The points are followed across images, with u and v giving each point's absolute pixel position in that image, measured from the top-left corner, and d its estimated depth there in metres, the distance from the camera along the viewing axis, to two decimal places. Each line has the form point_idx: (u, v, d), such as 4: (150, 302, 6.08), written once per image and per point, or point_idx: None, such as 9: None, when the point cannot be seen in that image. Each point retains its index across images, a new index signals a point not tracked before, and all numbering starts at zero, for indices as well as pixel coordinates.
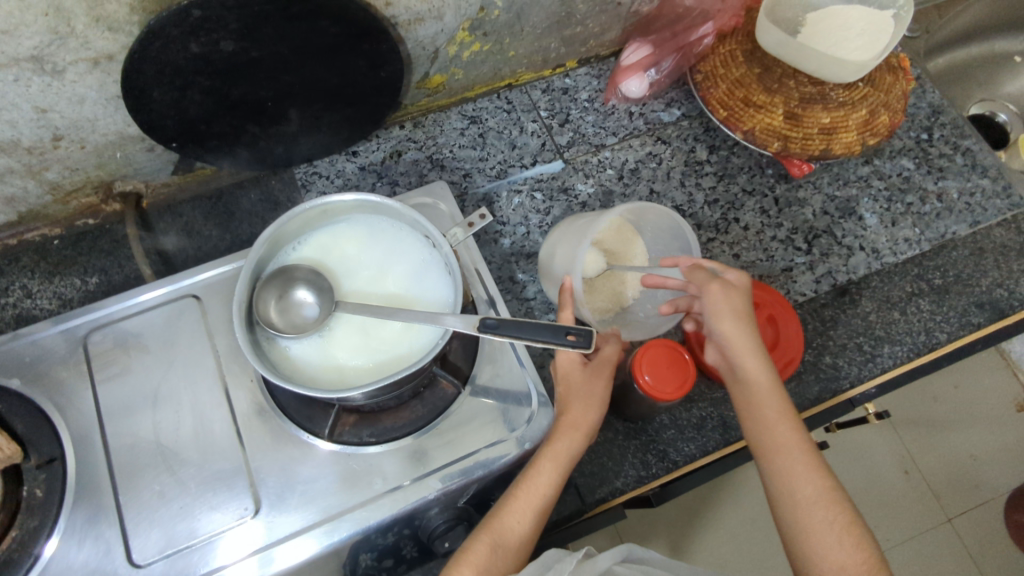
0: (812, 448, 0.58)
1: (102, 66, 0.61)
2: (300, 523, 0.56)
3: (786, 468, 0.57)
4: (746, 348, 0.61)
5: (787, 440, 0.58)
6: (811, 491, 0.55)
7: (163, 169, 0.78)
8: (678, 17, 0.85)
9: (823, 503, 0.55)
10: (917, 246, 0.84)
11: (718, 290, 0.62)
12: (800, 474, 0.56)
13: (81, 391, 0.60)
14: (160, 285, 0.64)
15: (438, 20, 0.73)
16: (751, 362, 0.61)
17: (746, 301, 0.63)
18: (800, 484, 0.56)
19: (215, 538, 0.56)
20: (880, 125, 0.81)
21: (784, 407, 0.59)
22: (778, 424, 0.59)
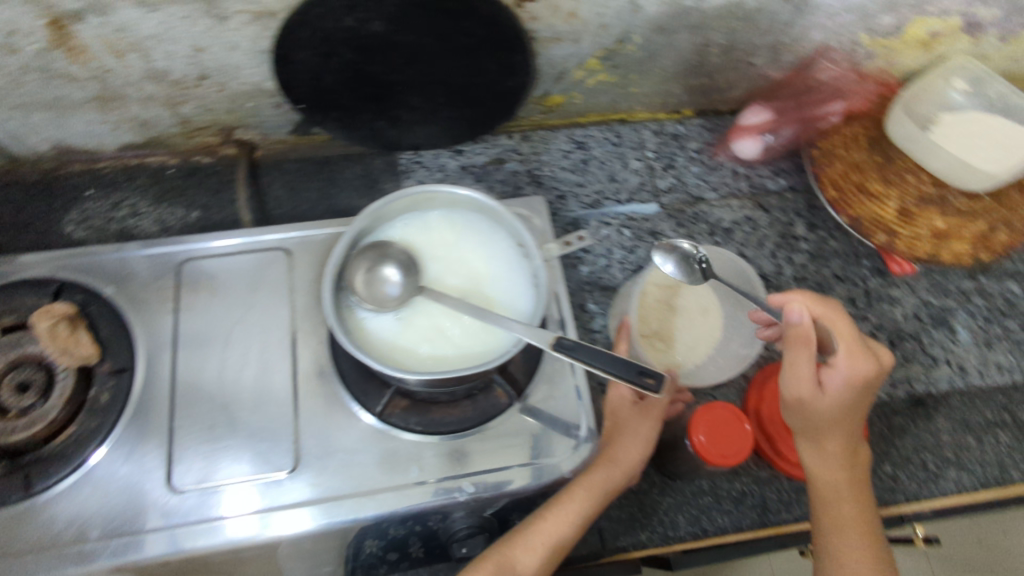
0: (867, 521, 0.60)
1: (262, 21, 0.65)
2: (309, 495, 0.57)
3: (839, 541, 0.60)
4: (828, 438, 0.60)
5: (845, 516, 0.60)
6: None
7: (283, 126, 0.82)
8: (808, 89, 0.85)
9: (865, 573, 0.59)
10: (1008, 374, 0.79)
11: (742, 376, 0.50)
12: (842, 544, 0.59)
13: (162, 313, 0.63)
14: (234, 235, 0.67)
15: (575, 43, 0.74)
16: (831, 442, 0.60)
17: (842, 396, 0.59)
18: (848, 557, 0.59)
19: (220, 487, 0.56)
20: (997, 242, 0.77)
21: (852, 485, 0.60)
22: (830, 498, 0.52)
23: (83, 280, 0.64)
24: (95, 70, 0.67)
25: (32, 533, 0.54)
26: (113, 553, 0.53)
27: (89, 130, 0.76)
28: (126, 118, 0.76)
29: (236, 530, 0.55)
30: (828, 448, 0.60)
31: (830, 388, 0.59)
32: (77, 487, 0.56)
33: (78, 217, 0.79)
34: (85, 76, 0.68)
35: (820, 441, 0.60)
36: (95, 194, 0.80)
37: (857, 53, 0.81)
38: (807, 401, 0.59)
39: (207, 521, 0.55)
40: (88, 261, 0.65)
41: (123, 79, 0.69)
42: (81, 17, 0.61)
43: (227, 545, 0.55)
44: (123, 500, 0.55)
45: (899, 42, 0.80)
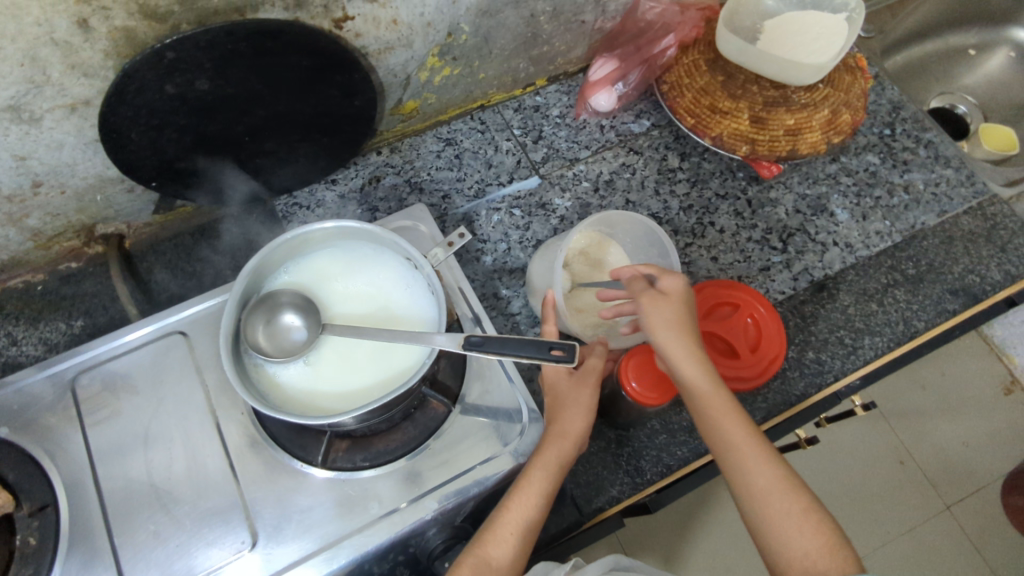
0: (761, 439, 0.58)
1: (79, 111, 0.62)
2: (301, 552, 0.56)
3: (740, 459, 0.57)
4: (680, 356, 0.59)
5: (736, 438, 0.58)
6: (766, 487, 0.55)
7: (144, 208, 0.79)
8: (641, 30, 0.88)
9: (782, 496, 0.54)
10: (888, 238, 0.86)
11: (650, 301, 0.61)
12: (747, 462, 0.57)
13: (71, 434, 0.60)
14: (143, 324, 0.65)
15: (408, 47, 0.75)
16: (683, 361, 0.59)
17: (678, 309, 0.61)
18: (753, 477, 0.56)
19: (218, 568, 0.55)
20: (843, 123, 0.83)
21: (729, 403, 0.59)
22: (733, 423, 0.58)
23: None
24: None
25: None
26: None
27: None
28: None
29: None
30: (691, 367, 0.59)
31: (673, 296, 0.62)
32: None
33: None
34: None
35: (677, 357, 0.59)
36: None
37: None
38: (646, 307, 0.61)
39: None
40: None
41: None
42: None
43: None
44: None
45: None
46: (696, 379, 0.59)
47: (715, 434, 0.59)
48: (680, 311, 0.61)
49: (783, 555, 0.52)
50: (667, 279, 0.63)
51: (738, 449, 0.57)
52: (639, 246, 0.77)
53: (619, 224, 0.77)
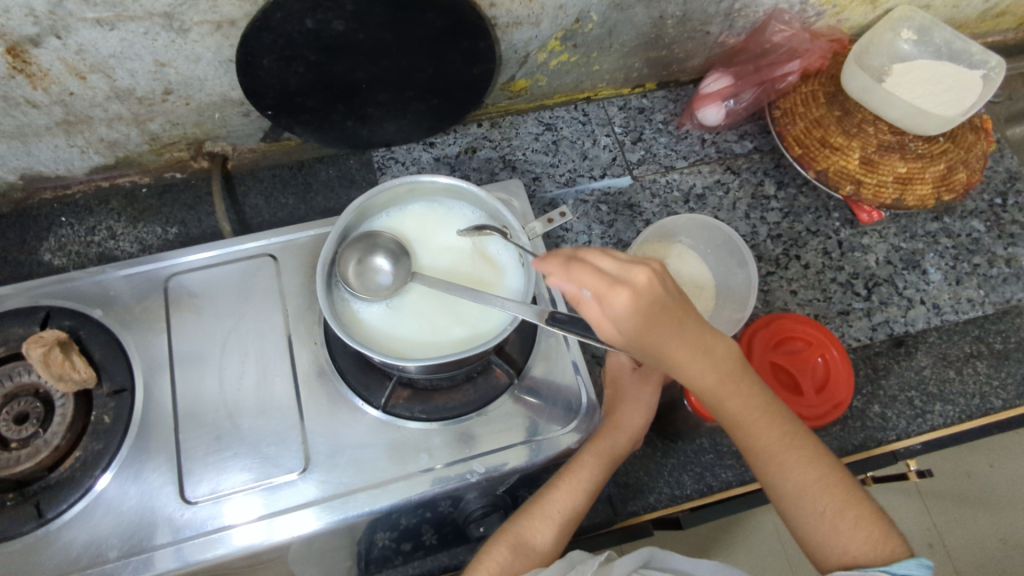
0: (784, 428, 0.54)
1: (224, 30, 0.65)
2: (307, 497, 0.57)
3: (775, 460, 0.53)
4: (685, 358, 0.48)
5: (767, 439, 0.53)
6: (795, 491, 0.53)
7: (254, 135, 0.82)
8: (764, 51, 0.86)
9: (821, 497, 0.52)
10: (980, 307, 0.83)
11: (594, 307, 0.45)
12: (783, 466, 0.53)
13: (156, 329, 0.63)
14: (209, 247, 0.67)
15: (535, 26, 0.76)
16: (681, 358, 0.48)
17: (656, 296, 0.45)
18: (787, 484, 0.53)
19: (225, 496, 0.57)
20: (956, 182, 0.81)
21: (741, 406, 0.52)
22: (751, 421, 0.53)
23: (71, 304, 0.63)
24: (58, 94, 0.67)
25: (46, 563, 0.54)
26: (135, 569, 0.54)
27: (57, 157, 0.76)
28: (94, 141, 0.75)
29: (243, 539, 0.55)
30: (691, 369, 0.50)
31: (636, 287, 0.44)
32: (90, 511, 0.56)
33: (54, 244, 0.78)
34: (49, 101, 0.68)
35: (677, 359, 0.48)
36: (69, 220, 0.80)
37: (807, 12, 0.84)
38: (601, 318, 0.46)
39: (210, 534, 0.55)
40: (63, 288, 0.64)
41: (88, 101, 0.69)
42: (40, 42, 0.60)
43: (233, 555, 0.55)
44: (145, 518, 0.56)
45: None
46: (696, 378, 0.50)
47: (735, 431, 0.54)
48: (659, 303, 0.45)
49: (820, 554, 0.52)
50: (616, 268, 0.46)
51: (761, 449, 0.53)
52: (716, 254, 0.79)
53: (685, 232, 0.79)
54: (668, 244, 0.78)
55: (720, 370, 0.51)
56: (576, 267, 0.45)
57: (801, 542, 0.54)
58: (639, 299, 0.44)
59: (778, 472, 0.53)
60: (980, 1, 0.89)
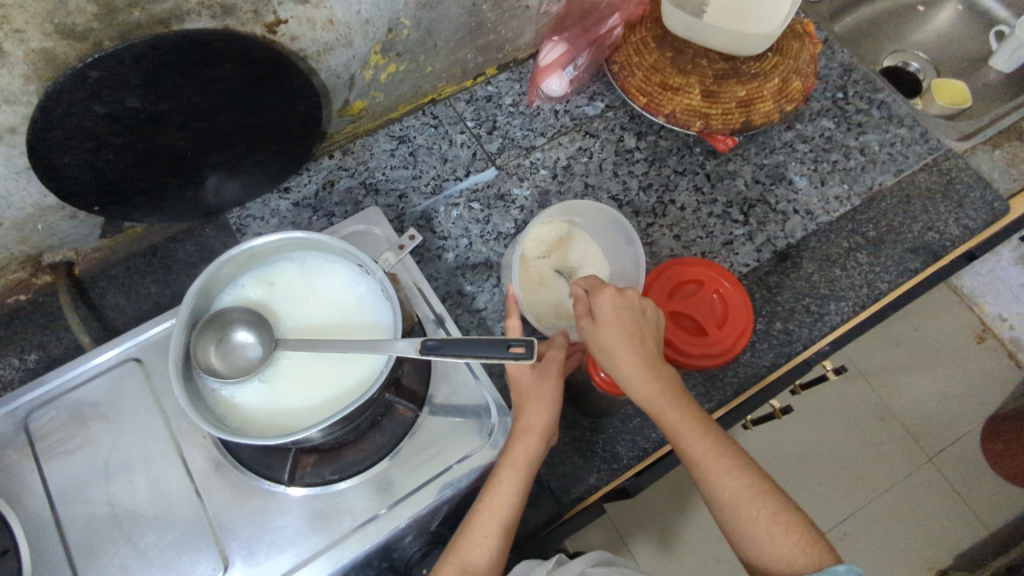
0: (724, 446, 0.56)
1: (5, 140, 0.59)
2: (281, 570, 0.55)
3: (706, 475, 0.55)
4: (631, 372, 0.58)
5: (702, 453, 0.55)
6: (729, 497, 0.54)
7: (91, 233, 0.77)
8: (586, 12, 0.86)
9: (749, 505, 0.53)
10: (848, 202, 0.86)
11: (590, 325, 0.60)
12: (715, 482, 0.54)
13: (26, 474, 0.58)
14: (108, 347, 0.63)
15: (348, 47, 0.73)
16: (625, 361, 0.58)
17: (621, 322, 0.59)
18: (719, 492, 0.54)
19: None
20: (794, 91, 0.83)
21: (689, 416, 0.57)
22: (695, 433, 0.56)
23: None
24: None
25: None
26: None
27: None
28: None
29: None
30: (639, 383, 0.58)
31: (612, 311, 0.59)
32: None
33: None
34: None
35: (620, 357, 0.58)
36: None
37: None
38: (588, 335, 0.60)
39: None
40: None
41: None
42: None
43: None
44: None
45: None
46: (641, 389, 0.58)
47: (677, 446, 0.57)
48: (627, 325, 0.59)
49: (758, 560, 0.52)
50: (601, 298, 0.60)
51: (700, 460, 0.55)
52: (606, 233, 0.77)
53: (579, 213, 0.77)
54: (563, 224, 0.76)
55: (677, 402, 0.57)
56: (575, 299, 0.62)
57: (741, 554, 0.53)
58: (617, 324, 0.59)
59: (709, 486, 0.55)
60: None
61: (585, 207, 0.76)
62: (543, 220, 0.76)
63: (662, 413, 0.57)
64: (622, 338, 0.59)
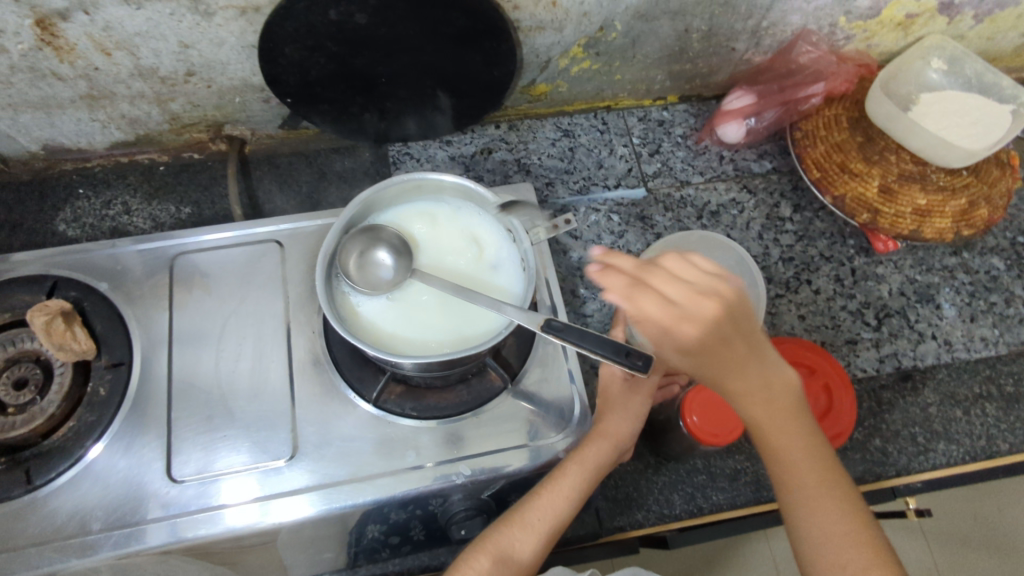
0: (833, 483, 0.51)
1: (247, 16, 0.65)
2: (301, 484, 0.57)
3: (804, 503, 0.51)
4: (742, 375, 0.48)
5: (828, 528, 0.50)
6: (827, 540, 0.50)
7: (272, 121, 0.83)
8: (790, 71, 0.85)
9: (847, 549, 0.49)
10: (993, 347, 0.80)
11: (651, 303, 0.45)
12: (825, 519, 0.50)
13: (158, 308, 0.64)
14: (226, 228, 0.68)
15: (558, 31, 0.75)
16: (723, 373, 0.48)
17: (768, 348, 0.50)
18: (820, 530, 0.50)
19: (254, 471, 0.57)
20: (978, 218, 0.79)
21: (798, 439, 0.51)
22: (800, 459, 0.51)
23: (79, 276, 0.64)
24: (83, 69, 0.68)
25: (30, 527, 0.54)
26: (115, 544, 0.54)
27: (79, 130, 0.77)
28: (116, 117, 0.76)
29: (237, 518, 0.56)
30: (785, 423, 0.51)
31: (756, 338, 0.47)
32: (79, 481, 0.56)
33: (70, 216, 0.79)
34: (74, 75, 0.69)
35: (716, 368, 0.47)
36: (86, 193, 0.81)
37: (835, 35, 0.83)
38: (644, 315, 0.45)
39: (205, 511, 0.56)
40: (81, 258, 0.65)
41: (112, 77, 0.70)
42: (68, 16, 0.61)
43: (228, 533, 0.55)
44: (133, 492, 0.56)
45: (877, 24, 0.82)
46: (744, 392, 0.49)
47: (779, 461, 0.52)
48: (710, 324, 0.45)
49: None
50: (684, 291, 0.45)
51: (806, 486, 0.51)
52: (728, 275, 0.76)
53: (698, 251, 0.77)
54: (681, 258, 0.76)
55: (772, 402, 0.50)
56: (641, 289, 0.45)
57: None
58: (709, 316, 0.45)
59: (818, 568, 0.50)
60: (1016, 35, 0.88)
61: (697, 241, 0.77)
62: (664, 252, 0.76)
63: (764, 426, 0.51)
64: (708, 335, 0.45)
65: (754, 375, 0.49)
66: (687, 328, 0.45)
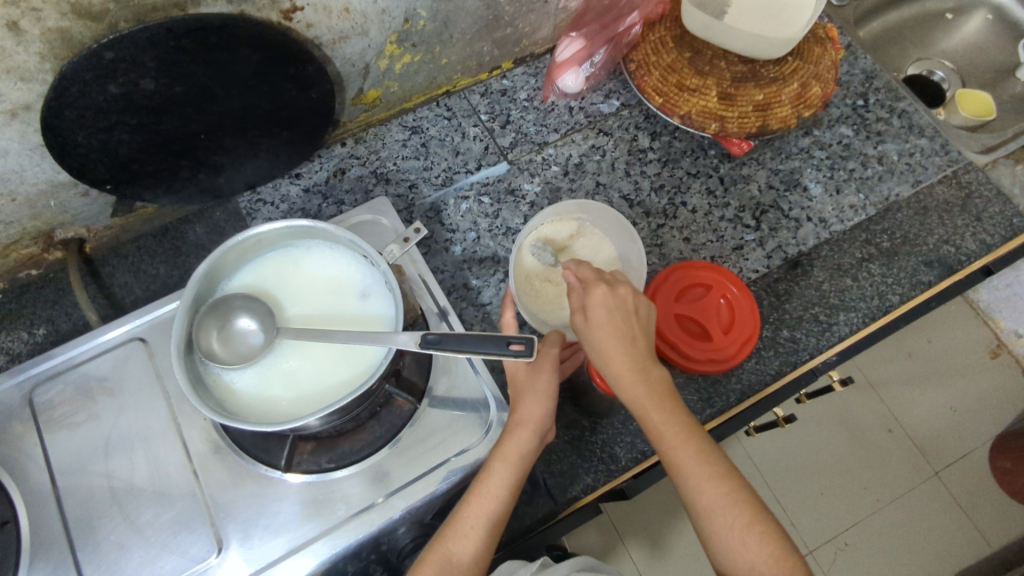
0: (705, 451, 0.55)
1: (20, 116, 0.60)
2: (284, 548, 0.56)
3: (681, 477, 0.54)
4: (619, 365, 0.58)
5: (682, 462, 0.54)
6: (708, 506, 0.53)
7: (102, 211, 0.77)
8: (606, 8, 0.85)
9: (725, 513, 0.52)
10: (863, 211, 0.85)
11: (581, 317, 0.60)
12: (695, 488, 0.53)
13: (28, 450, 0.58)
14: (117, 324, 0.63)
15: (364, 36, 0.73)
16: (615, 362, 0.58)
17: (604, 326, 0.58)
18: (700, 498, 0.53)
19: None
20: (813, 97, 0.82)
21: (669, 418, 0.56)
22: (667, 433, 0.56)
23: None
24: None
25: None
26: None
27: None
28: None
29: None
30: (626, 380, 0.58)
31: (596, 314, 0.59)
32: None
33: None
34: None
35: (609, 357, 0.58)
36: None
37: None
38: (580, 333, 0.60)
39: None
40: None
41: None
42: None
43: None
44: None
45: None
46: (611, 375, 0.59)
47: (653, 441, 0.57)
48: (620, 328, 0.58)
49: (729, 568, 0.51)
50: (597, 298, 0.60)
51: (677, 463, 0.54)
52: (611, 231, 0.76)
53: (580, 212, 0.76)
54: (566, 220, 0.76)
55: (631, 379, 0.58)
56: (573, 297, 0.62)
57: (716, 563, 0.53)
58: (616, 321, 0.59)
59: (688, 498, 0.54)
60: None
61: (600, 210, 0.76)
62: (550, 217, 0.76)
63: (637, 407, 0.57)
64: (619, 329, 0.58)
65: (626, 360, 0.58)
66: (610, 336, 0.58)
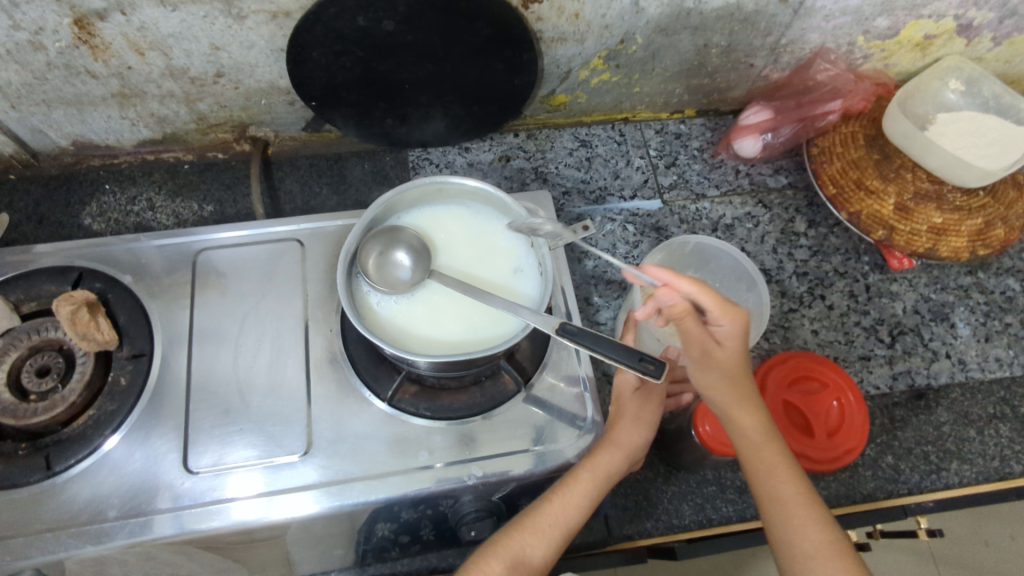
0: (808, 495, 0.57)
1: (278, 20, 0.67)
2: (307, 481, 0.58)
3: (784, 517, 0.56)
4: (733, 395, 0.57)
5: (784, 495, 0.57)
6: (811, 552, 0.55)
7: (296, 123, 0.84)
8: (807, 89, 0.86)
9: (827, 561, 0.54)
10: (1008, 368, 0.80)
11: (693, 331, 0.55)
12: (802, 532, 0.56)
13: (178, 301, 0.65)
14: (240, 227, 0.69)
15: (579, 43, 0.77)
16: (730, 394, 0.57)
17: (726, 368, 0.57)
18: (802, 543, 0.55)
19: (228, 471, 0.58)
20: (994, 238, 0.79)
21: (780, 456, 0.57)
22: (775, 470, 0.57)
23: (98, 269, 0.66)
24: (117, 68, 0.70)
25: (49, 514, 0.55)
26: (129, 533, 0.55)
27: (108, 127, 0.79)
28: (144, 114, 0.78)
29: (240, 513, 0.56)
30: (731, 406, 0.57)
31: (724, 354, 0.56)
32: (97, 469, 0.57)
33: (97, 210, 0.81)
34: (108, 73, 0.71)
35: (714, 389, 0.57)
36: (113, 188, 0.83)
37: (854, 54, 0.84)
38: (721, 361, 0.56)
39: (207, 506, 0.56)
40: (105, 251, 0.67)
41: (143, 76, 0.72)
42: (105, 16, 0.63)
43: (228, 528, 0.56)
44: (147, 482, 0.57)
45: (895, 44, 0.83)
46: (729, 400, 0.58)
47: (756, 475, 0.58)
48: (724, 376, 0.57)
49: None
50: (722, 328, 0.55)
51: (783, 500, 0.57)
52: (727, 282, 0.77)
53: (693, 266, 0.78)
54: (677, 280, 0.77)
55: (753, 406, 0.58)
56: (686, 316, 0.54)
57: None
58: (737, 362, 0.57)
59: (784, 529, 0.56)
60: None
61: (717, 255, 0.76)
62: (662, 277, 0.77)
63: (752, 435, 0.57)
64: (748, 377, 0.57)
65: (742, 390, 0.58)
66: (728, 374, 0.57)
